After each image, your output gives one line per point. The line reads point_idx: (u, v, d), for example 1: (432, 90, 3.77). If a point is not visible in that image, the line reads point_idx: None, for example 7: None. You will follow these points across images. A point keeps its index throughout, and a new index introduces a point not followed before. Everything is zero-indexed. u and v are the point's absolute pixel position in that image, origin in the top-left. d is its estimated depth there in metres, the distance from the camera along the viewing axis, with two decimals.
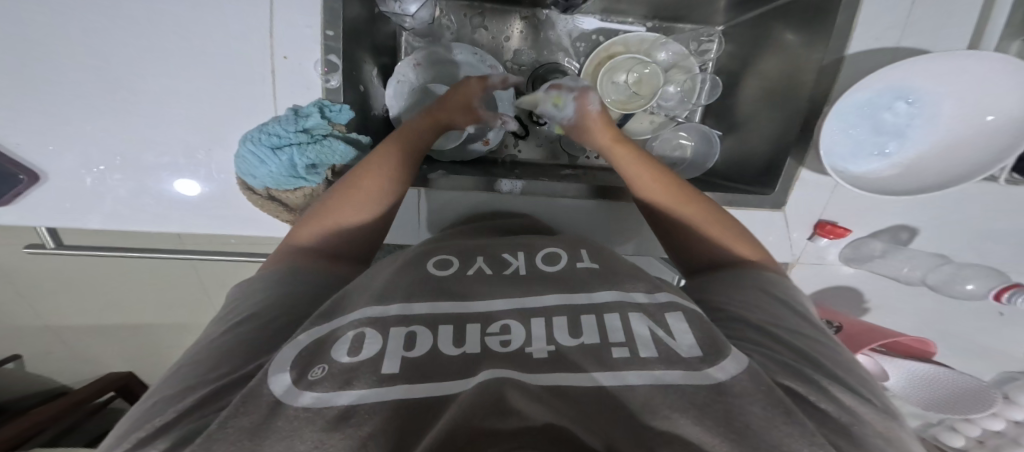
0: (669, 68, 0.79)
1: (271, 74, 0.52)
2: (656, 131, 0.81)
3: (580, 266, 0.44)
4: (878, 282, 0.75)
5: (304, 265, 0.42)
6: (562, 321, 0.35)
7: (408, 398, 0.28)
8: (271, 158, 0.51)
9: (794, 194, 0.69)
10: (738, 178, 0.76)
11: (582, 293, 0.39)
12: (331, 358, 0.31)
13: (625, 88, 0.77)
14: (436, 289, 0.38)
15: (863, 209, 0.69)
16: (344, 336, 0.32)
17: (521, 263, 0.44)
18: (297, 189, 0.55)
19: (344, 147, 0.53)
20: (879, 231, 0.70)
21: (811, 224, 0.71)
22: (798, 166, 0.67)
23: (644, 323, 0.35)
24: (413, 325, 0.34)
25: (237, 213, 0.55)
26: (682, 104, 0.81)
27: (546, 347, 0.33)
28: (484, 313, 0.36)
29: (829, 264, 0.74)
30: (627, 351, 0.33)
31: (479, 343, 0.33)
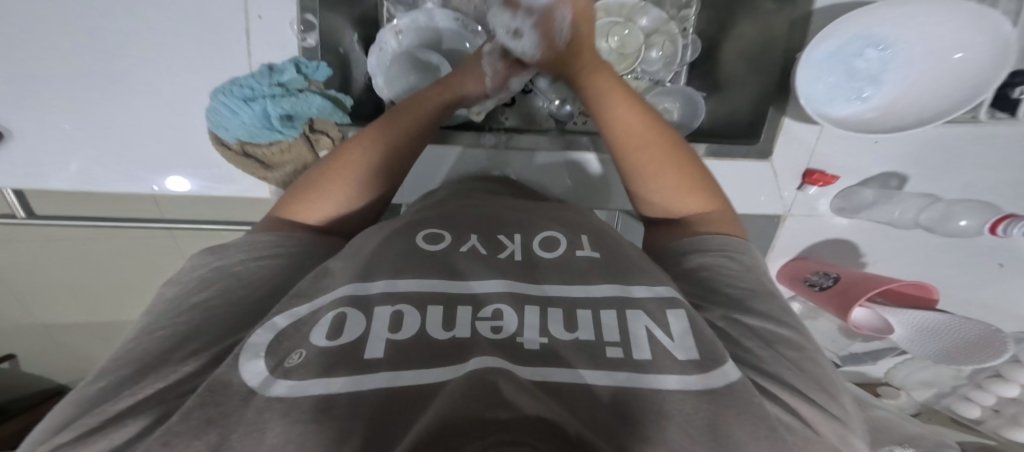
0: (649, 34, 0.76)
1: (246, 33, 0.53)
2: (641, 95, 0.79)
3: (581, 254, 0.32)
4: (870, 231, 0.76)
5: (283, 240, 0.40)
6: (557, 313, 0.28)
7: (389, 387, 0.22)
8: (243, 109, 0.52)
9: (780, 143, 0.71)
10: (728, 135, 0.76)
11: (590, 285, 0.29)
12: (311, 343, 0.24)
13: (609, 52, 0.75)
14: (416, 265, 0.30)
15: (850, 155, 0.70)
16: (320, 318, 0.26)
17: (518, 246, 0.33)
18: (274, 142, 0.55)
19: (319, 100, 0.54)
20: (869, 177, 0.72)
21: (798, 173, 0.72)
22: (781, 114, 0.70)
23: (644, 324, 0.27)
24: (399, 304, 0.26)
25: (211, 173, 0.58)
26: (666, 68, 0.77)
27: (537, 338, 0.26)
28: (463, 293, 0.28)
29: (821, 216, 0.75)
30: (622, 349, 0.25)
31: (469, 328, 0.26)
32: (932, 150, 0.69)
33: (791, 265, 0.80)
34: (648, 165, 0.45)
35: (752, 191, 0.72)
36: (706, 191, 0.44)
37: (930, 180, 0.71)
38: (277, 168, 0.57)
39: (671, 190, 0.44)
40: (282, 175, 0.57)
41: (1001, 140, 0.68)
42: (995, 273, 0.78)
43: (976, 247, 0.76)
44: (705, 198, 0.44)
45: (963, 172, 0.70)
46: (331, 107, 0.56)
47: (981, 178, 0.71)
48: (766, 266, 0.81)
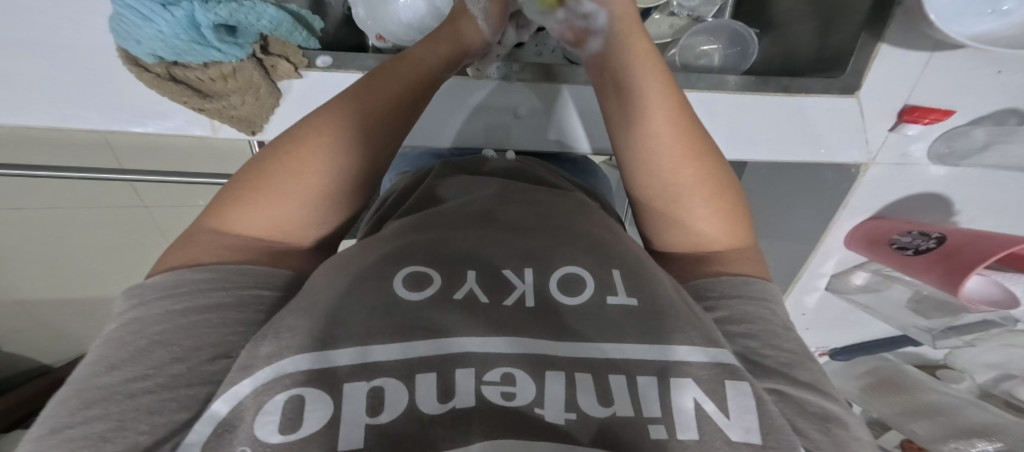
0: None
1: None
2: (678, 34, 0.68)
3: (612, 300, 0.23)
4: (975, 181, 0.60)
5: (230, 278, 0.26)
6: (585, 376, 0.20)
7: None
8: (161, 14, 0.43)
9: (872, 74, 0.54)
10: (789, 74, 0.62)
11: (618, 346, 0.21)
12: (259, 433, 0.17)
13: None
14: (402, 321, 0.21)
15: (962, 87, 0.53)
16: (273, 402, 0.18)
17: (529, 287, 0.24)
18: (212, 65, 0.46)
19: (270, 11, 0.47)
20: (982, 115, 0.55)
21: (891, 111, 0.56)
22: (875, 42, 0.52)
23: (692, 395, 0.20)
24: (381, 376, 0.19)
25: (137, 107, 0.48)
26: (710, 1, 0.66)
27: (561, 412, 0.19)
28: (454, 358, 0.20)
29: (915, 164, 0.59)
30: (670, 424, 0.19)
31: (472, 398, 0.19)
32: None
33: (870, 225, 0.65)
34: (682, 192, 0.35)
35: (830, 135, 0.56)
36: (739, 223, 0.34)
37: None
38: (217, 97, 0.48)
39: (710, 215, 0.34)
40: (222, 104, 0.48)
41: None
42: None
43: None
44: (738, 233, 0.34)
45: None
46: (286, 21, 0.48)
47: None
48: (833, 227, 0.67)
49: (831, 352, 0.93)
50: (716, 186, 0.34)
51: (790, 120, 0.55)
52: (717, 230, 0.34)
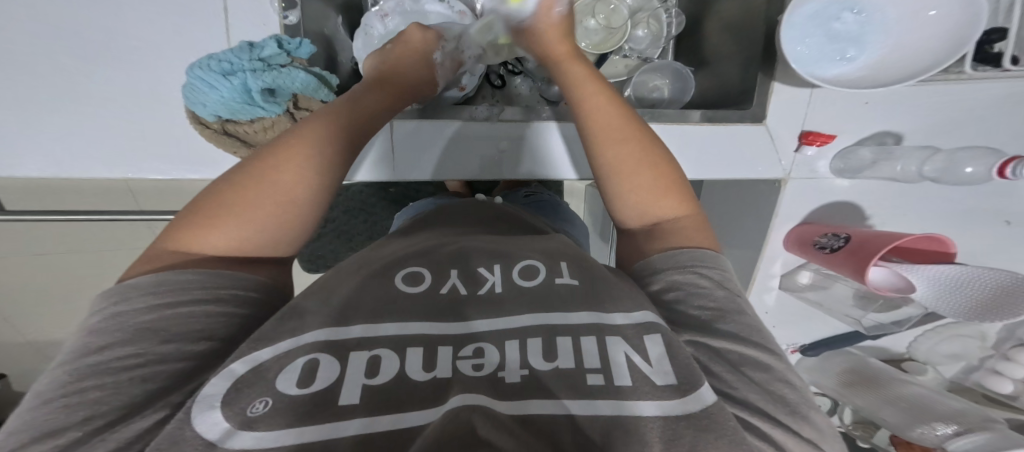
0: (635, 11, 0.75)
1: (224, 10, 0.55)
2: (631, 73, 0.78)
3: (559, 282, 0.33)
4: (875, 190, 0.71)
5: (196, 284, 0.28)
6: (537, 342, 0.28)
7: (363, 435, 0.21)
8: (221, 83, 0.51)
9: (772, 107, 0.65)
10: (720, 104, 0.72)
11: (559, 314, 0.29)
12: (279, 389, 0.23)
13: (597, 30, 0.72)
14: (398, 311, 0.28)
15: (847, 113, 0.65)
16: (294, 363, 0.24)
17: (498, 277, 0.33)
18: (257, 120, 0.55)
19: (303, 75, 0.54)
20: (865, 137, 0.67)
21: (794, 135, 0.66)
22: (770, 81, 0.64)
23: (623, 350, 0.28)
24: (378, 349, 0.26)
25: (180, 157, 0.55)
26: (654, 44, 0.76)
27: (518, 371, 0.26)
28: (449, 333, 0.28)
29: (822, 178, 0.70)
30: (603, 379, 0.26)
31: (449, 367, 0.26)
32: (927, 108, 0.65)
33: (800, 231, 0.74)
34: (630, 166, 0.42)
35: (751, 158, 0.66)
36: (677, 192, 0.41)
37: (934, 135, 0.66)
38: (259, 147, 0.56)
39: (656, 191, 0.41)
40: None
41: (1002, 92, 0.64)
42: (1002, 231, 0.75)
43: (977, 205, 0.73)
44: (678, 198, 0.41)
45: (968, 126, 0.66)
46: (317, 83, 0.56)
47: (991, 133, 0.66)
48: (770, 234, 0.75)
49: (802, 348, 0.94)
50: (653, 160, 0.42)
51: (719, 145, 0.64)
52: (666, 204, 0.41)
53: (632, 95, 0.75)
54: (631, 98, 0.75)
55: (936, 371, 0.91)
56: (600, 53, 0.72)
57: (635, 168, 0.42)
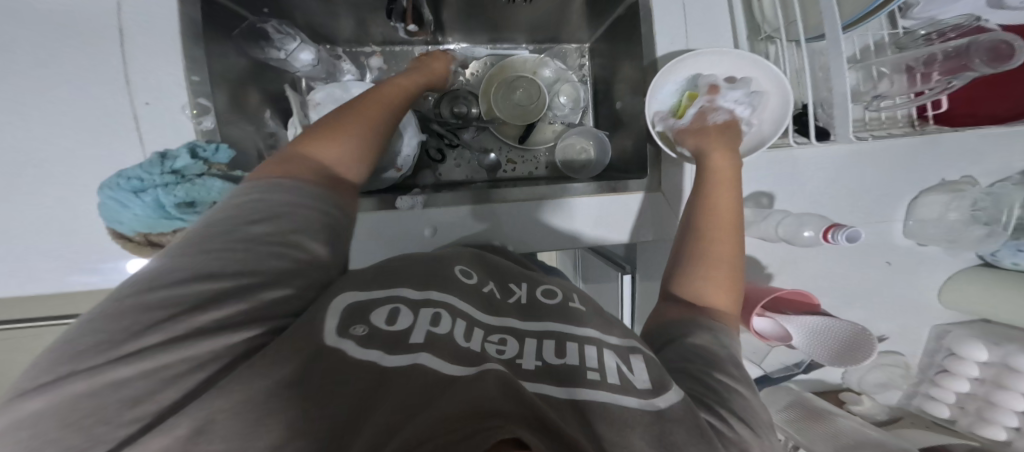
0: (553, 82, 0.91)
1: (136, 122, 0.57)
2: (558, 138, 0.90)
3: (573, 305, 0.48)
4: (774, 249, 0.75)
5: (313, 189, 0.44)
6: (551, 345, 0.41)
7: (420, 368, 0.33)
8: (133, 201, 0.53)
9: (664, 176, 0.73)
10: (626, 168, 0.81)
11: (575, 324, 0.44)
12: (371, 323, 0.38)
13: (520, 104, 0.89)
14: (462, 294, 0.46)
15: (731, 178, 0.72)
16: (380, 311, 0.39)
17: (524, 292, 0.51)
18: (179, 230, 0.56)
19: (218, 184, 0.55)
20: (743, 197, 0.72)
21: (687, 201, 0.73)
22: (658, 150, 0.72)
23: (614, 359, 0.40)
24: (437, 310, 0.41)
25: (95, 264, 0.57)
26: (574, 110, 0.91)
27: (534, 363, 0.39)
28: (484, 323, 0.42)
29: None
30: (599, 374, 0.37)
31: (481, 344, 0.39)
32: (798, 167, 0.71)
33: None
34: (705, 253, 0.49)
35: (652, 223, 0.74)
36: (735, 289, 0.48)
37: (798, 195, 0.72)
38: None
39: (717, 282, 0.48)
40: None
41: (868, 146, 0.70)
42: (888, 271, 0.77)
43: (877, 255, 0.76)
44: (732, 301, 0.47)
45: (846, 178, 0.72)
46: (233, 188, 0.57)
47: (866, 182, 0.72)
48: None
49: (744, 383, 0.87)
50: (730, 255, 0.49)
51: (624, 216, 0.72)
52: (722, 296, 0.47)
53: (561, 159, 0.88)
54: (561, 163, 0.87)
55: (872, 399, 0.82)
56: (525, 123, 0.89)
57: (706, 255, 0.49)
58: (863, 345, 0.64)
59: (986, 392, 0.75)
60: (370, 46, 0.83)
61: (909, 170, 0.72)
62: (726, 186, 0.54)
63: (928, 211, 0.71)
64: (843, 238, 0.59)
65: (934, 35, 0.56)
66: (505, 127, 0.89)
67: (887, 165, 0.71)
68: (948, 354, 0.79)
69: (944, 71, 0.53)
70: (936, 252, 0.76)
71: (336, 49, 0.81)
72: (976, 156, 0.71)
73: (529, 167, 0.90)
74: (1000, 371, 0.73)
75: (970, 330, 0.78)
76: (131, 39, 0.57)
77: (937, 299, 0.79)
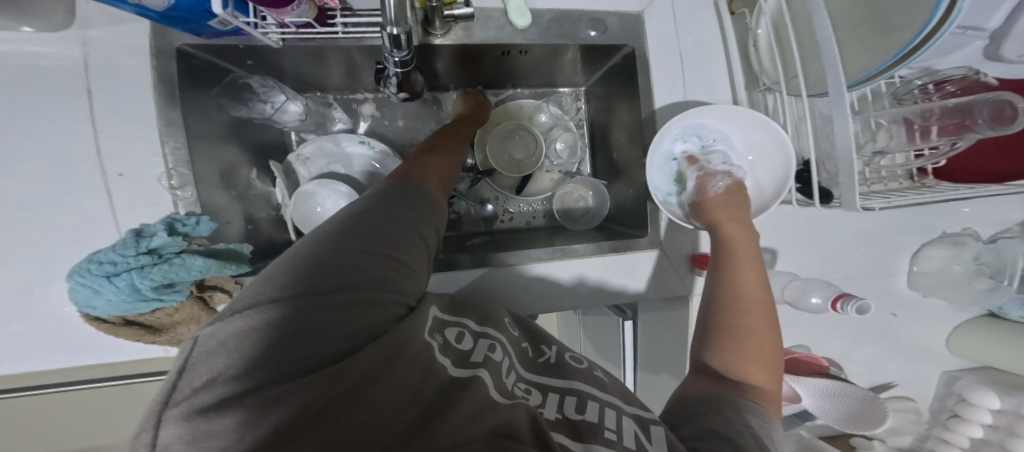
0: (549, 128, 0.91)
1: (108, 194, 0.53)
2: (556, 187, 0.89)
3: (595, 374, 0.49)
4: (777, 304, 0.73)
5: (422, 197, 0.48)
6: (572, 401, 0.42)
7: (471, 391, 0.35)
8: (105, 285, 0.48)
9: (665, 232, 0.72)
10: (624, 217, 0.81)
11: (597, 388, 0.45)
12: (445, 340, 0.43)
13: (517, 153, 0.89)
14: (511, 345, 0.50)
15: None
16: (450, 335, 0.44)
17: (552, 353, 0.53)
18: (157, 309, 0.52)
19: (200, 261, 0.51)
20: None
21: (688, 258, 0.72)
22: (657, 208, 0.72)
23: (629, 423, 0.38)
24: (487, 345, 0.46)
25: (62, 347, 0.53)
26: (570, 159, 0.91)
27: (554, 412, 0.40)
28: (517, 373, 0.46)
29: None
30: (616, 434, 0.37)
31: (513, 390, 0.41)
32: (798, 220, 0.70)
33: None
34: (732, 321, 0.47)
35: (656, 280, 0.72)
36: (771, 365, 0.45)
37: (802, 248, 0.71)
38: (166, 330, 0.54)
39: (750, 353, 0.45)
40: (177, 335, 0.54)
41: None
42: (893, 322, 0.75)
43: (880, 309, 0.74)
44: (771, 375, 0.44)
45: (844, 229, 0.71)
46: (218, 265, 0.53)
47: (865, 231, 0.71)
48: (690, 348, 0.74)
49: None
50: (764, 326, 0.47)
51: (628, 275, 0.71)
52: (761, 370, 0.44)
53: (558, 208, 0.88)
54: (558, 212, 0.88)
55: (882, 444, 0.77)
56: (521, 174, 0.88)
57: (736, 321, 0.47)
58: (879, 416, 0.61)
59: (1000, 439, 0.67)
60: (362, 92, 0.80)
61: (907, 220, 0.71)
62: (750, 250, 0.53)
63: (929, 264, 0.71)
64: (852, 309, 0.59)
65: (932, 87, 0.54)
66: (501, 177, 0.88)
67: (880, 217, 0.71)
68: (960, 400, 0.73)
69: (944, 130, 0.51)
70: (940, 305, 0.74)
71: (326, 96, 0.78)
72: (970, 205, 0.71)
73: (527, 217, 0.89)
74: (1013, 422, 0.66)
75: (977, 377, 0.74)
76: (102, 101, 0.54)
77: (947, 348, 0.76)
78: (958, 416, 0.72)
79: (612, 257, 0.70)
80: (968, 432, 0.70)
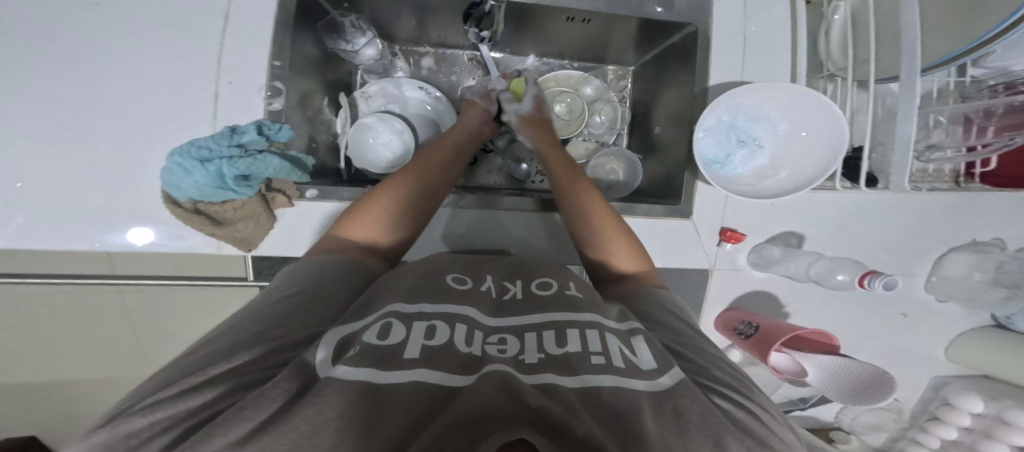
0: (593, 100, 0.92)
1: (217, 97, 0.65)
2: (590, 156, 0.91)
3: (568, 292, 0.57)
4: (794, 288, 0.76)
5: (338, 256, 0.55)
6: (552, 335, 0.49)
7: (424, 379, 0.39)
8: (197, 169, 0.59)
9: (698, 201, 0.75)
10: (657, 193, 0.83)
11: (573, 313, 0.53)
12: (363, 340, 0.43)
13: (558, 117, 0.90)
14: (451, 297, 0.54)
15: (758, 213, 0.75)
16: (376, 325, 0.45)
17: (518, 289, 0.59)
18: (227, 201, 0.62)
19: (276, 161, 0.62)
20: (773, 235, 0.75)
21: (715, 231, 0.75)
22: (693, 179, 0.74)
23: (616, 342, 0.49)
24: (433, 321, 0.48)
25: (151, 227, 0.62)
26: (609, 131, 0.92)
27: (536, 354, 0.46)
28: (478, 322, 0.50)
29: (741, 270, 0.76)
30: (608, 355, 0.46)
31: (481, 349, 0.46)
32: (828, 210, 0.73)
33: (725, 315, 0.76)
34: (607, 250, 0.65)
35: (677, 248, 0.75)
36: (635, 254, 0.65)
37: (829, 237, 0.74)
38: (226, 225, 0.62)
39: (619, 253, 0.65)
40: (231, 230, 0.62)
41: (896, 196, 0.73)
42: (902, 322, 0.78)
43: (892, 306, 0.77)
44: (637, 261, 0.64)
45: (874, 225, 0.73)
46: (289, 167, 0.63)
47: (896, 230, 0.73)
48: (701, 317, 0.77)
49: None
50: (626, 242, 0.65)
51: (656, 240, 0.75)
52: (629, 265, 0.64)
53: (590, 177, 0.88)
54: (589, 180, 0.87)
55: (859, 440, 0.82)
56: (561, 137, 0.89)
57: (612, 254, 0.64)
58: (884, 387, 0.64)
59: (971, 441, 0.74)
60: (424, 47, 0.92)
61: (939, 226, 0.73)
62: (612, 220, 0.66)
63: (953, 269, 0.73)
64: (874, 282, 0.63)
65: (1002, 87, 0.56)
66: None
67: (911, 215, 0.73)
68: (943, 405, 0.77)
69: (1000, 127, 0.53)
70: (954, 311, 0.77)
71: (394, 47, 0.89)
72: (1007, 220, 0.72)
73: None
74: (992, 425, 0.72)
75: (970, 384, 0.78)
76: (234, 24, 0.66)
77: (948, 357, 0.78)
78: (935, 419, 0.77)
79: (642, 221, 0.75)
80: (942, 433, 0.75)
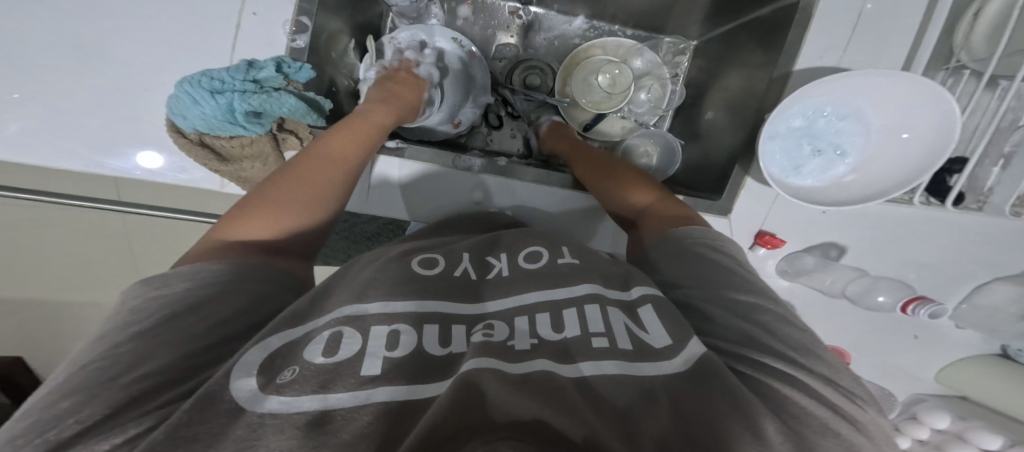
0: (642, 75, 0.84)
1: (236, 27, 0.53)
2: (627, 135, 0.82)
3: (562, 261, 0.48)
4: (814, 302, 0.72)
5: (242, 269, 0.40)
6: (544, 318, 0.41)
7: (390, 400, 0.30)
8: (206, 101, 0.48)
9: (740, 200, 0.67)
10: (696, 184, 0.76)
11: (564, 286, 0.44)
12: (304, 361, 0.33)
13: (598, 89, 0.82)
14: (422, 288, 0.42)
15: (803, 221, 0.68)
16: (321, 334, 0.35)
17: (503, 264, 0.49)
18: (236, 136, 0.51)
19: (293, 101, 0.51)
20: (813, 245, 0.69)
21: (750, 233, 0.68)
22: (743, 174, 0.66)
23: (620, 319, 0.41)
24: (396, 325, 0.37)
25: (128, 149, 0.51)
26: (652, 110, 0.84)
27: (529, 340, 0.38)
28: (460, 315, 0.40)
29: (767, 277, 0.71)
30: (610, 338, 0.39)
31: (464, 342, 0.37)
32: (875, 226, 0.69)
33: None
34: (614, 190, 0.62)
35: None
36: (652, 188, 0.61)
37: (869, 253, 0.70)
38: (232, 162, 0.51)
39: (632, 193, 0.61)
40: (234, 167, 0.51)
41: (947, 220, 0.68)
42: (911, 344, 0.76)
43: (906, 327, 0.75)
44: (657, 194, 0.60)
45: (919, 241, 0.69)
46: (306, 109, 0.53)
47: (941, 253, 0.70)
48: None
49: None
50: (637, 179, 0.63)
51: None
52: (647, 200, 0.60)
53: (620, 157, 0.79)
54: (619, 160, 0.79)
55: None
56: (598, 111, 0.82)
57: (621, 191, 0.61)
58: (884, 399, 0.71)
59: None
60: None
61: (988, 254, 0.70)
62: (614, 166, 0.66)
63: (987, 297, 0.71)
64: (924, 311, 0.65)
65: None
66: (575, 111, 0.84)
67: (970, 241, 0.69)
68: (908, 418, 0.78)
69: None
70: (969, 337, 0.75)
71: None
72: None
73: None
74: (948, 440, 0.74)
75: (943, 403, 0.78)
76: None
77: (935, 376, 0.78)
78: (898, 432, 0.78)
79: None
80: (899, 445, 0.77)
